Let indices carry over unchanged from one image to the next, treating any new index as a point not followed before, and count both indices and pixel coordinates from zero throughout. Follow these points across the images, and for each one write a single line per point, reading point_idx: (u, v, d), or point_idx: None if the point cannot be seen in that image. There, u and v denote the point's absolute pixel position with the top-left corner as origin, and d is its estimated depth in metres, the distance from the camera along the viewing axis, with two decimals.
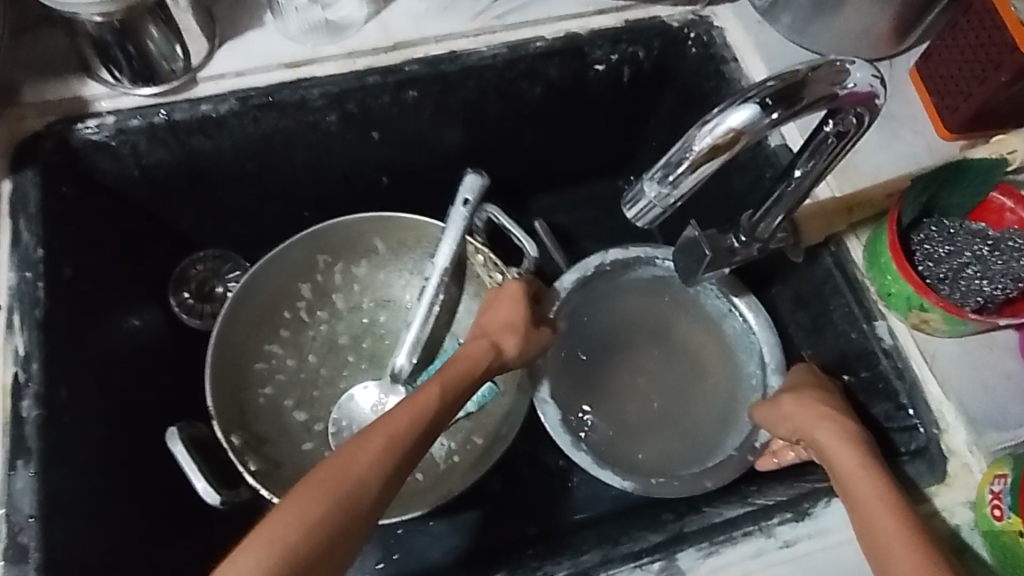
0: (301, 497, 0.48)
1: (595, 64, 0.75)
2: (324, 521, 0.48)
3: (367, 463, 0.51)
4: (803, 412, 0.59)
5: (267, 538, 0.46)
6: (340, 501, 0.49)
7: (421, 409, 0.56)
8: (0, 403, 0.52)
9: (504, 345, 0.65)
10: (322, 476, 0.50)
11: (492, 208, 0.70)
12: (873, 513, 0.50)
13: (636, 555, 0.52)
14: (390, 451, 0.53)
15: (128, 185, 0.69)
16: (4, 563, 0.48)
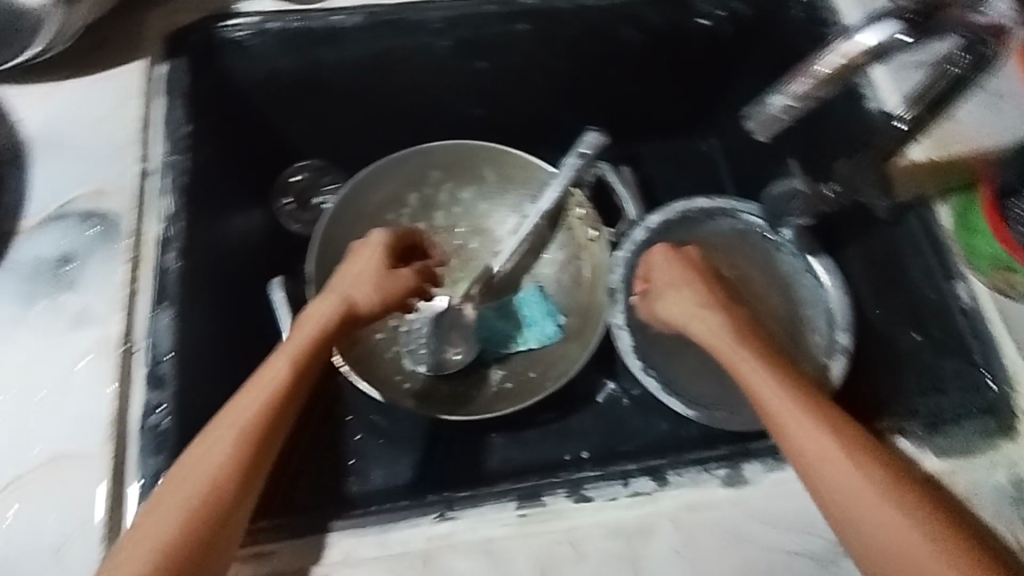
0: (178, 494, 0.46)
1: (700, 18, 0.78)
2: (185, 525, 0.45)
3: (252, 415, 0.50)
4: (708, 327, 0.63)
5: (161, 514, 0.45)
6: (232, 455, 0.48)
7: (297, 355, 0.55)
8: (147, 252, 0.58)
9: (357, 295, 0.63)
10: (177, 481, 0.47)
11: (604, 167, 0.85)
12: (806, 449, 0.50)
13: (703, 461, 0.54)
14: (273, 399, 0.52)
15: (251, 88, 0.73)
16: (145, 389, 0.53)
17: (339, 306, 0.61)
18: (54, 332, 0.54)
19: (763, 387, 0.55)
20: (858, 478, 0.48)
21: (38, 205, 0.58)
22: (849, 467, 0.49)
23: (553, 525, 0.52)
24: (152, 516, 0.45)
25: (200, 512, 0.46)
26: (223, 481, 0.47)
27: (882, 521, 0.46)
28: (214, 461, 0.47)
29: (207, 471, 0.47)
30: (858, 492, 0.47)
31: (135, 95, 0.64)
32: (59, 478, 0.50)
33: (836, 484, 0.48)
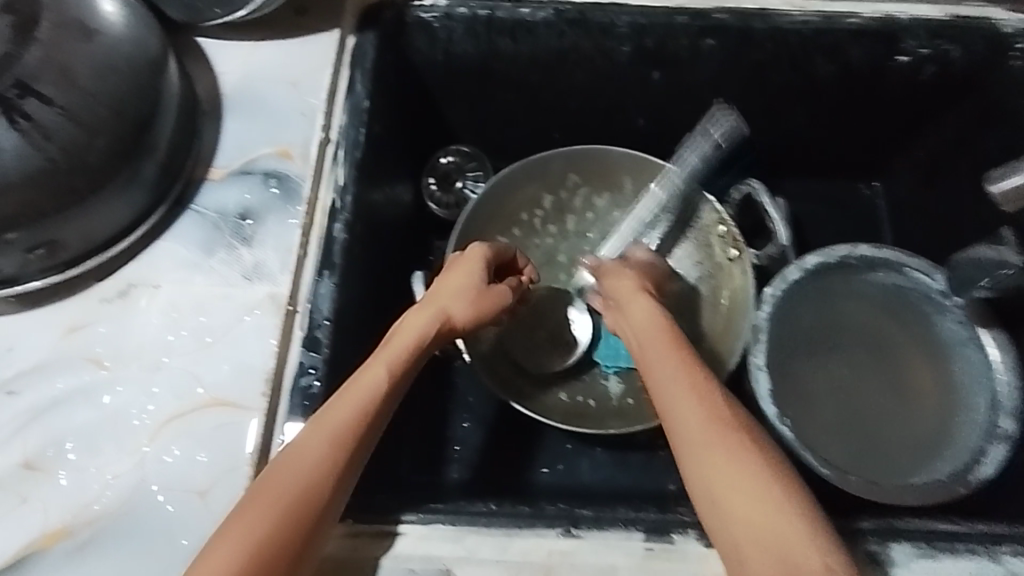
0: (259, 507, 0.43)
1: (901, 54, 0.72)
2: (271, 540, 0.42)
3: (347, 420, 0.48)
4: (650, 344, 0.56)
5: (251, 521, 0.43)
6: (327, 464, 0.46)
7: (393, 362, 0.52)
8: (319, 218, 0.60)
9: (455, 312, 0.58)
10: (258, 493, 0.44)
11: (756, 184, 0.77)
12: (717, 475, 0.46)
13: (850, 531, 0.51)
14: (367, 404, 0.49)
15: (431, 67, 0.75)
16: (302, 348, 0.55)
17: (442, 314, 0.57)
18: (228, 280, 0.57)
19: (680, 401, 0.50)
20: (769, 514, 0.44)
21: (227, 156, 0.61)
22: (763, 502, 0.45)
23: (677, 566, 0.50)
24: (240, 519, 0.43)
25: (291, 522, 0.43)
26: (313, 497, 0.45)
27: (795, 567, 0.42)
28: (303, 475, 0.45)
29: (303, 478, 0.45)
30: (743, 528, 0.44)
31: (327, 63, 0.66)
32: (215, 421, 0.52)
33: (743, 515, 0.44)
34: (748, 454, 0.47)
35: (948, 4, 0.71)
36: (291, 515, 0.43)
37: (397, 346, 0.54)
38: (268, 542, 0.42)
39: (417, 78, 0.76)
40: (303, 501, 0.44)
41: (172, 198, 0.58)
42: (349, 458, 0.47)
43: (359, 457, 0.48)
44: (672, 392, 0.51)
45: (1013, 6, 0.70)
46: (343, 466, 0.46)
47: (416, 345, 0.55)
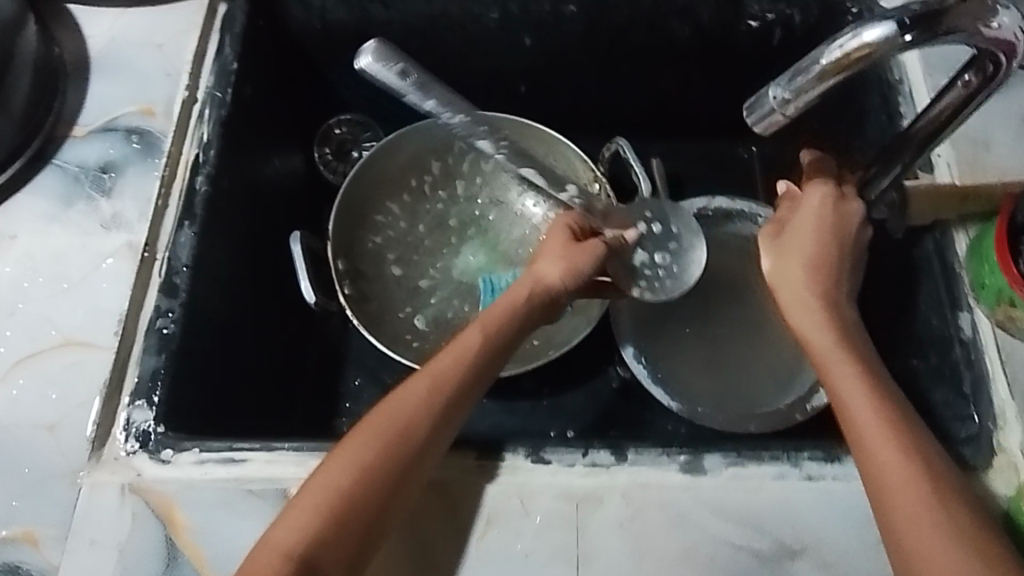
0: (368, 433, 0.51)
1: (749, 19, 0.77)
2: (374, 463, 0.50)
3: (449, 381, 0.54)
4: (804, 310, 0.57)
5: (354, 450, 0.50)
6: (425, 404, 0.53)
7: (488, 322, 0.59)
8: (181, 171, 0.62)
9: (548, 276, 0.62)
10: (372, 421, 0.52)
11: (622, 142, 0.81)
12: (866, 432, 0.49)
13: (665, 445, 0.55)
14: (461, 364, 0.55)
15: (310, 36, 0.78)
16: (159, 292, 0.58)
17: (534, 298, 0.61)
18: (86, 230, 0.59)
19: (837, 362, 0.53)
20: (897, 472, 0.47)
21: (90, 116, 0.64)
22: (911, 467, 0.47)
23: (507, 480, 0.54)
24: (355, 444, 0.50)
25: (393, 457, 0.50)
26: (413, 430, 0.51)
27: (898, 513, 0.46)
28: (406, 410, 0.52)
29: (404, 421, 0.52)
30: (895, 485, 0.47)
31: (194, 27, 0.69)
32: (69, 359, 0.55)
33: (884, 461, 0.48)
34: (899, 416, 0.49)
35: None
36: (391, 449, 0.50)
37: (496, 317, 0.59)
38: (374, 470, 0.49)
39: (297, 46, 0.79)
40: (397, 439, 0.51)
41: (32, 154, 0.61)
42: (447, 416, 0.53)
43: (454, 406, 0.54)
44: (834, 356, 0.53)
45: None
46: (436, 415, 0.53)
47: (511, 322, 0.59)
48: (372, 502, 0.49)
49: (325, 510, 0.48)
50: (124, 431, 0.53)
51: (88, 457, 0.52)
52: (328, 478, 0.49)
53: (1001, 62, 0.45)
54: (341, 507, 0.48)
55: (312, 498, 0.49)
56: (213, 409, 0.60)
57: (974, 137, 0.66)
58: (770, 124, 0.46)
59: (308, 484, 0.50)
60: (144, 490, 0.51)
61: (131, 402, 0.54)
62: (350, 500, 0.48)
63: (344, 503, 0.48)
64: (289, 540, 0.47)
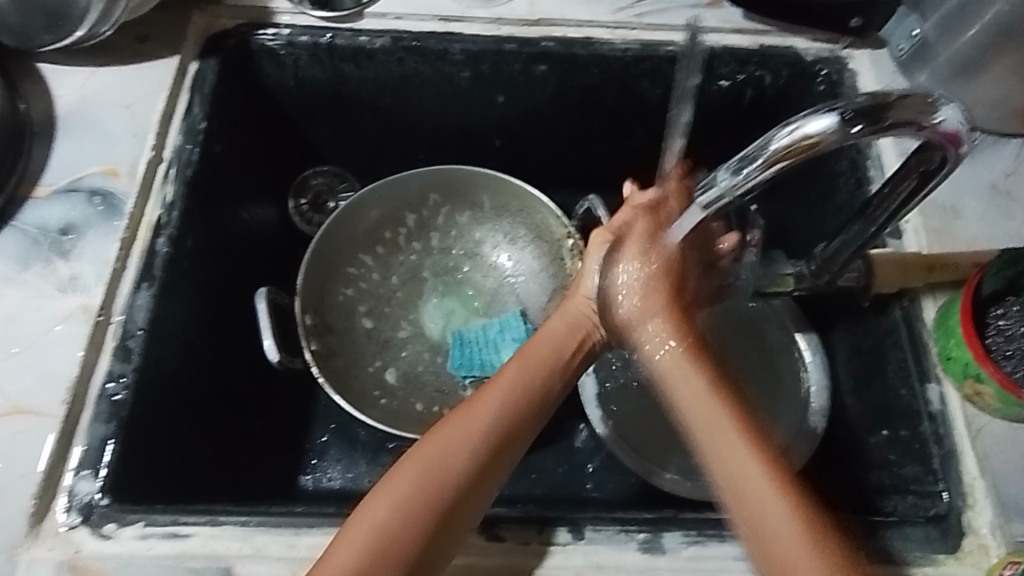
0: (409, 469, 0.52)
1: (720, 79, 0.76)
2: (410, 498, 0.50)
3: (486, 416, 0.54)
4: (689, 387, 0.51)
5: (395, 483, 0.51)
6: (467, 440, 0.53)
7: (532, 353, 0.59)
8: (142, 233, 0.62)
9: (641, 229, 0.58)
10: (415, 455, 0.53)
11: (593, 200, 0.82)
12: (746, 495, 0.47)
13: (624, 521, 0.54)
14: (505, 396, 0.56)
15: (283, 92, 0.78)
16: (112, 357, 0.57)
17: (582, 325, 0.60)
18: (40, 293, 0.59)
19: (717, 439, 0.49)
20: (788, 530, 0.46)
21: (53, 175, 0.64)
22: (798, 530, 0.46)
23: (457, 558, 0.52)
24: (393, 482, 0.51)
25: (426, 494, 0.51)
26: (452, 466, 0.52)
27: (794, 569, 0.45)
28: (445, 447, 0.53)
29: (440, 458, 0.52)
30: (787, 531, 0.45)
31: (163, 87, 0.69)
32: (12, 428, 0.54)
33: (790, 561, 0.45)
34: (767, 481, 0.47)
35: (757, 34, 0.76)
36: (427, 489, 0.51)
37: (539, 350, 0.59)
38: (410, 506, 0.50)
39: (271, 102, 0.79)
40: (433, 478, 0.51)
41: None
42: (493, 452, 0.53)
43: (497, 444, 0.54)
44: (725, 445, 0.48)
45: (817, 35, 0.75)
46: (476, 454, 0.53)
47: (558, 351, 0.59)
48: (414, 537, 0.49)
49: (369, 549, 0.48)
50: (66, 504, 0.52)
51: (26, 533, 0.51)
52: (370, 512, 0.50)
53: (949, 151, 0.45)
54: (385, 543, 0.49)
55: (355, 538, 0.49)
56: (161, 474, 0.59)
57: (942, 205, 0.66)
58: (715, 207, 0.47)
59: (353, 518, 0.50)
60: (81, 568, 0.50)
61: (76, 471, 0.53)
62: (388, 539, 0.49)
63: (390, 541, 0.49)
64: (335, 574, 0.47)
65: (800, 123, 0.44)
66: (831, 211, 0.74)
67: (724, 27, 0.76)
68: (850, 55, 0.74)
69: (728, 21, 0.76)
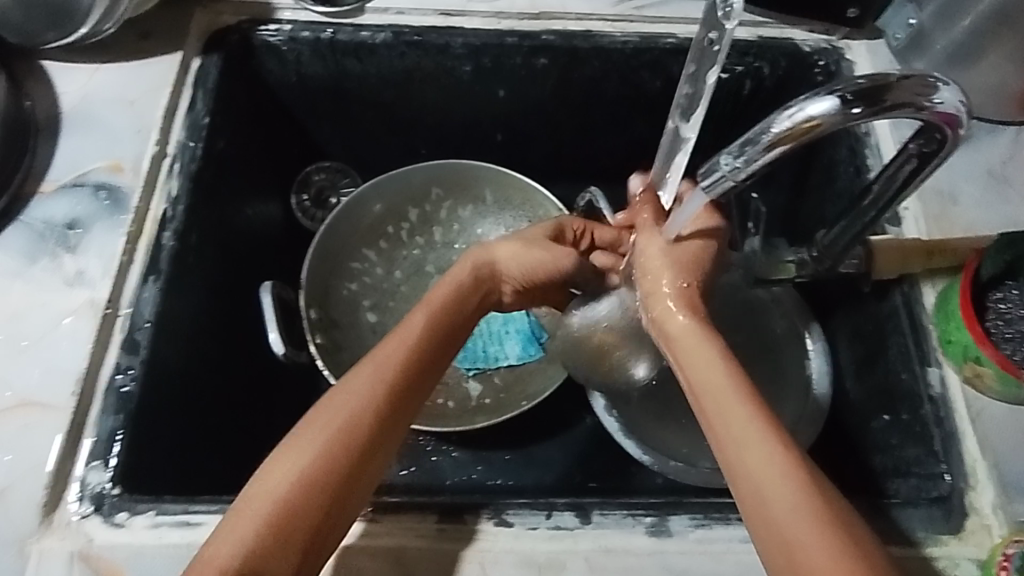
0: (315, 427, 0.47)
1: (719, 71, 0.77)
2: (319, 457, 0.45)
3: (385, 365, 0.50)
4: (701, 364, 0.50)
5: (302, 444, 0.46)
6: (374, 391, 0.49)
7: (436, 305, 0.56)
8: (147, 227, 0.63)
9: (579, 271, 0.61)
10: (318, 412, 0.47)
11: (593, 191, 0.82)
12: (749, 472, 0.45)
13: (631, 506, 0.54)
14: (401, 346, 0.52)
15: (285, 88, 0.79)
16: (120, 350, 0.58)
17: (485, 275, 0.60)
18: (48, 287, 0.59)
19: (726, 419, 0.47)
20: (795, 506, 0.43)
21: (58, 171, 0.64)
22: (798, 503, 0.43)
23: (467, 545, 0.53)
24: (292, 449, 0.46)
25: (330, 458, 0.46)
26: (360, 422, 0.47)
27: (795, 545, 0.41)
28: (353, 400, 0.48)
29: (347, 417, 0.47)
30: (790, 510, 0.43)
31: (166, 83, 0.69)
32: (22, 422, 0.54)
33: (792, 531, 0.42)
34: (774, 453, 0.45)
35: (755, 25, 0.77)
36: (330, 451, 0.46)
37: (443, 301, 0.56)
38: (317, 470, 0.45)
39: (272, 98, 0.79)
40: (344, 434, 0.47)
41: None
42: (395, 404, 0.49)
43: (403, 394, 0.50)
44: (733, 416, 0.47)
45: (813, 26, 0.76)
46: (385, 405, 0.49)
47: (457, 304, 0.57)
48: (323, 498, 0.45)
49: (271, 524, 0.43)
50: (78, 494, 0.52)
51: (38, 524, 0.51)
52: (268, 484, 0.44)
53: (949, 133, 0.46)
54: (290, 516, 0.43)
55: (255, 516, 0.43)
56: (170, 467, 0.59)
57: (941, 191, 0.66)
58: (718, 192, 0.48)
59: (251, 495, 0.44)
60: (93, 558, 0.50)
61: (87, 463, 0.53)
62: (292, 511, 0.43)
63: (291, 514, 0.43)
64: (227, 553, 0.42)
65: (800, 107, 0.44)
66: (830, 199, 0.74)
67: None
68: (847, 45, 0.75)
69: None
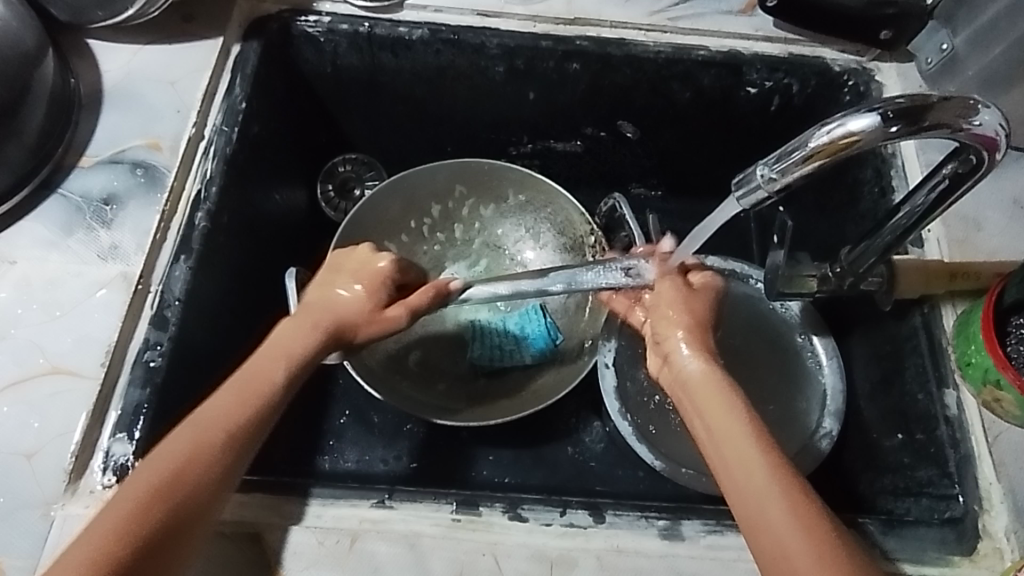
0: (154, 467, 0.47)
1: (749, 85, 0.77)
2: (156, 491, 0.45)
3: (224, 409, 0.50)
4: (705, 385, 0.53)
5: (138, 483, 0.46)
6: (221, 431, 0.49)
7: (290, 350, 0.56)
8: (181, 207, 0.64)
9: (353, 315, 0.60)
10: (157, 456, 0.47)
11: (617, 196, 0.82)
12: (740, 484, 0.47)
13: (644, 508, 0.55)
14: (241, 391, 0.52)
15: (320, 78, 0.80)
16: (149, 325, 0.58)
17: (322, 322, 0.58)
18: (83, 259, 0.60)
19: (723, 446, 0.49)
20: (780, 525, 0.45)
21: (98, 147, 0.65)
22: (784, 506, 0.45)
23: (481, 537, 0.53)
24: (125, 490, 0.46)
25: (157, 497, 0.45)
26: (199, 460, 0.47)
27: (786, 551, 0.44)
28: (192, 441, 0.48)
29: (181, 457, 0.47)
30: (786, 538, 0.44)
31: (206, 67, 0.70)
32: (52, 389, 0.55)
33: (772, 541, 0.44)
34: (770, 475, 0.47)
35: (788, 42, 0.77)
36: (168, 486, 0.46)
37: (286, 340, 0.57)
38: (153, 504, 0.45)
39: (306, 87, 0.80)
40: (182, 471, 0.46)
41: (38, 181, 0.63)
42: (242, 440, 0.50)
43: (251, 434, 0.50)
44: (726, 431, 0.50)
45: (845, 46, 0.76)
46: (230, 447, 0.49)
47: (310, 344, 0.57)
48: (159, 527, 0.44)
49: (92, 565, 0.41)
50: (101, 464, 0.53)
51: (63, 490, 0.52)
52: (93, 523, 0.44)
53: (986, 155, 0.47)
54: (112, 551, 0.42)
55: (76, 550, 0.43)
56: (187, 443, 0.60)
57: (965, 215, 0.67)
58: (752, 201, 0.49)
59: (85, 532, 0.44)
60: None
61: (113, 434, 0.54)
62: (119, 545, 0.42)
63: (130, 540, 0.43)
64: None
65: (839, 123, 0.45)
66: (852, 218, 0.75)
67: (755, 35, 0.77)
68: (877, 67, 0.75)
69: (759, 29, 0.77)
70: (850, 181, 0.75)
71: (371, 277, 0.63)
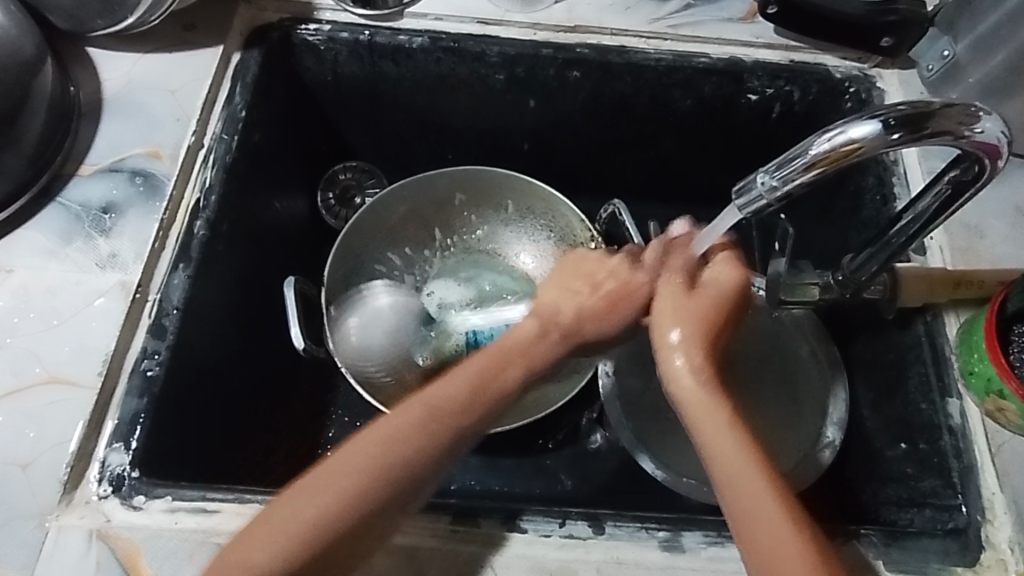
0: (348, 463, 0.49)
1: (749, 92, 0.77)
2: (353, 490, 0.48)
3: (443, 403, 0.53)
4: (696, 397, 0.53)
5: (334, 478, 0.48)
6: (422, 433, 0.51)
7: (510, 349, 0.57)
8: (181, 215, 0.64)
9: (574, 318, 0.59)
10: (359, 446, 0.50)
11: (617, 203, 0.81)
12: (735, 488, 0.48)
13: (644, 519, 0.54)
14: (472, 381, 0.54)
15: (320, 86, 0.80)
16: (147, 334, 0.58)
17: (553, 328, 0.59)
18: (81, 267, 0.60)
19: (719, 455, 0.49)
20: (771, 528, 0.46)
21: (98, 155, 0.66)
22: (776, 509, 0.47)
23: (479, 548, 0.53)
24: (334, 467, 0.49)
25: (361, 494, 0.48)
26: (411, 466, 0.50)
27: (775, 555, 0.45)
28: (401, 440, 0.50)
29: (382, 450, 0.50)
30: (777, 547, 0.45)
31: (207, 76, 0.70)
32: (49, 398, 0.55)
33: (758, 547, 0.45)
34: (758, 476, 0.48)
35: (789, 49, 0.77)
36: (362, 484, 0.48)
37: (519, 339, 0.58)
38: (345, 504, 0.48)
39: (307, 95, 0.80)
40: (379, 471, 0.49)
41: (37, 190, 0.62)
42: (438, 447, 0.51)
43: (449, 441, 0.52)
44: (718, 442, 0.50)
45: (847, 53, 0.76)
46: (432, 454, 0.51)
47: (526, 342, 0.58)
48: (345, 528, 0.47)
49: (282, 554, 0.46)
50: (98, 475, 0.53)
51: (58, 501, 0.52)
52: (297, 495, 0.48)
53: (988, 163, 0.47)
54: (314, 535, 0.47)
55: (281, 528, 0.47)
56: (179, 453, 0.59)
57: (968, 224, 0.66)
58: (752, 210, 0.48)
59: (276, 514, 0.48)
60: (112, 538, 0.51)
61: (109, 444, 0.54)
62: (307, 541, 0.46)
63: (323, 535, 0.47)
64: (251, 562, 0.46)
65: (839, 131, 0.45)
66: (855, 226, 0.74)
67: (756, 42, 0.77)
68: (879, 74, 0.75)
69: (760, 36, 0.77)
70: (852, 189, 0.74)
71: (619, 291, 0.60)
